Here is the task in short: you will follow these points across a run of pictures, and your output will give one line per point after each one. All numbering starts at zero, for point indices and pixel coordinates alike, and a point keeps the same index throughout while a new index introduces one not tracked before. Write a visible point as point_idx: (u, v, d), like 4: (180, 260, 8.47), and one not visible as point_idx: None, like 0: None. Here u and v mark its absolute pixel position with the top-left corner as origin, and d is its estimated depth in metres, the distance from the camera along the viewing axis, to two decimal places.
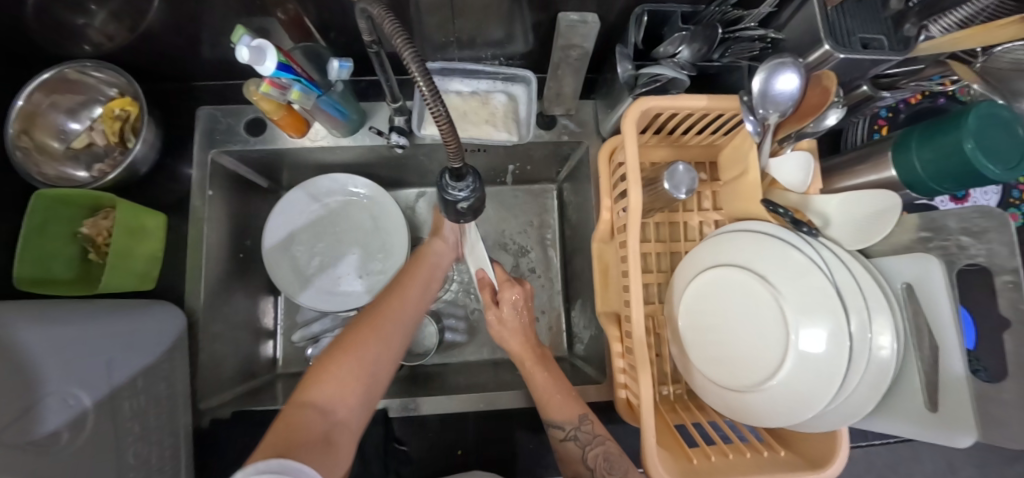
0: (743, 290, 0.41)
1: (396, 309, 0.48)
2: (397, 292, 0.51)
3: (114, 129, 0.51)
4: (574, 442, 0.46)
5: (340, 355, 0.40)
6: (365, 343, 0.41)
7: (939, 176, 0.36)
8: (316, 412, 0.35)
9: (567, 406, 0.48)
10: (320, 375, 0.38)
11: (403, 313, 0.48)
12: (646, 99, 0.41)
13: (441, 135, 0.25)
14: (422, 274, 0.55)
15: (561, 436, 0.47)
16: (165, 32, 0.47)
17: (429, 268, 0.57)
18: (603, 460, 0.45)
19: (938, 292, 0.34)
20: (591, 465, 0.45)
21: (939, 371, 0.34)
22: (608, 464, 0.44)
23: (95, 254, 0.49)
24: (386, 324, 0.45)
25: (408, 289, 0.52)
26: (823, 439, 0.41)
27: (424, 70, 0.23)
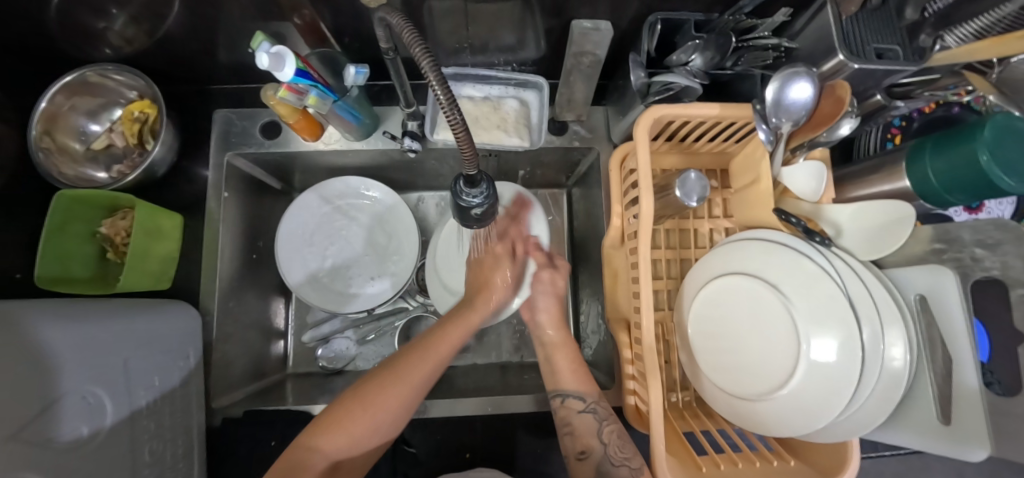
0: (755, 297, 0.41)
1: (430, 359, 0.45)
2: (433, 337, 0.47)
3: (133, 131, 0.52)
4: (590, 416, 0.47)
5: (355, 407, 0.40)
6: (386, 393, 0.41)
7: (953, 187, 0.36)
8: (321, 458, 0.37)
9: (586, 382, 0.50)
10: (334, 422, 0.39)
11: (434, 361, 0.45)
12: (659, 107, 0.42)
13: (457, 143, 0.26)
14: (471, 321, 0.50)
15: (579, 407, 0.48)
16: (184, 36, 0.48)
17: (476, 316, 0.51)
18: (616, 439, 0.45)
19: (952, 305, 0.34)
20: (604, 440, 0.45)
21: (953, 384, 0.34)
22: (621, 443, 0.45)
23: (113, 254, 0.50)
24: (413, 376, 0.43)
25: (448, 334, 0.48)
26: (833, 450, 0.40)
27: (440, 78, 0.24)
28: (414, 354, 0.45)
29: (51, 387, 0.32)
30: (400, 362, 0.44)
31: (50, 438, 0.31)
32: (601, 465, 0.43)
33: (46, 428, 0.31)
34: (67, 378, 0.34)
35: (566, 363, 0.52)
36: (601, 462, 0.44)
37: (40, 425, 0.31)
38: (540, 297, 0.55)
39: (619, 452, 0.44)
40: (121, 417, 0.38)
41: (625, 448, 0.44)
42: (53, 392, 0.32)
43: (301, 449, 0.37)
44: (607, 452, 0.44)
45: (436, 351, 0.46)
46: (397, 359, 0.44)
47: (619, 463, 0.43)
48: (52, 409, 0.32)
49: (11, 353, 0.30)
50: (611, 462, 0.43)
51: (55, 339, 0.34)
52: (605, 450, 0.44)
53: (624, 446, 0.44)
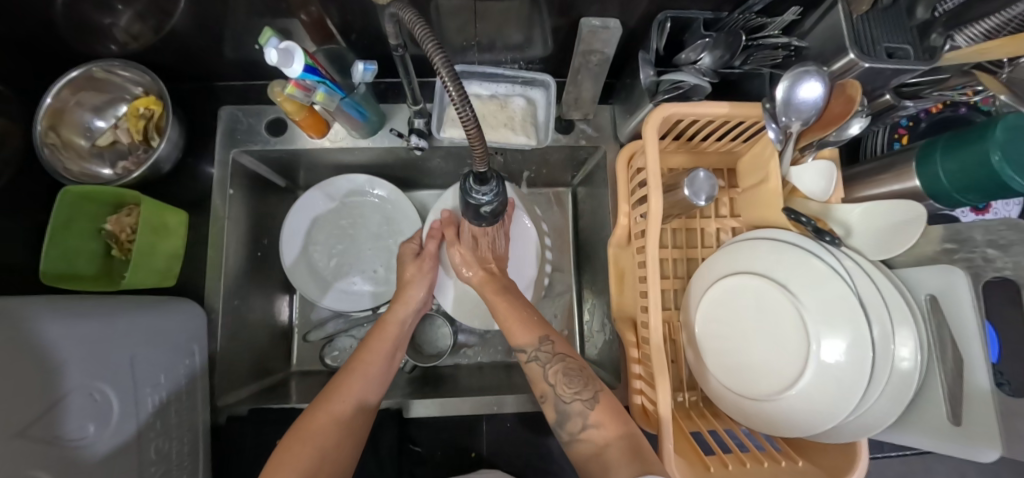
0: (763, 296, 0.41)
1: (362, 373, 0.47)
2: (366, 354, 0.49)
3: (139, 127, 0.52)
4: (535, 363, 0.47)
5: (297, 441, 0.39)
6: (325, 416, 0.42)
7: (964, 187, 0.36)
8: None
9: (531, 328, 0.50)
10: (284, 454, 0.38)
11: (370, 376, 0.47)
12: (668, 106, 0.42)
13: (467, 136, 0.25)
14: (389, 335, 0.53)
15: (523, 358, 0.48)
16: (190, 31, 0.47)
17: (395, 328, 0.54)
18: (562, 376, 0.45)
19: (964, 304, 0.34)
20: (552, 382, 0.45)
21: (963, 383, 0.34)
22: (567, 379, 0.45)
23: (119, 251, 0.50)
24: (350, 385, 0.45)
25: (372, 348, 0.50)
26: (844, 452, 0.40)
27: (452, 74, 0.23)
28: (350, 371, 0.47)
29: (57, 384, 0.32)
30: (338, 382, 0.46)
31: (58, 435, 0.31)
32: (556, 406, 0.44)
33: (52, 426, 0.31)
34: (74, 375, 0.34)
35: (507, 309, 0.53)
36: (556, 402, 0.44)
37: (46, 422, 0.30)
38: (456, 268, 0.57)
39: (569, 389, 0.44)
40: (129, 414, 0.38)
41: (572, 383, 0.44)
42: (58, 389, 0.32)
43: None
44: (556, 392, 0.45)
45: (366, 367, 0.48)
46: (333, 383, 0.46)
47: (570, 399, 0.43)
48: (58, 407, 0.32)
49: (12, 350, 0.29)
50: (563, 399, 0.44)
51: (59, 333, 0.34)
52: (555, 390, 0.45)
53: (571, 382, 0.44)
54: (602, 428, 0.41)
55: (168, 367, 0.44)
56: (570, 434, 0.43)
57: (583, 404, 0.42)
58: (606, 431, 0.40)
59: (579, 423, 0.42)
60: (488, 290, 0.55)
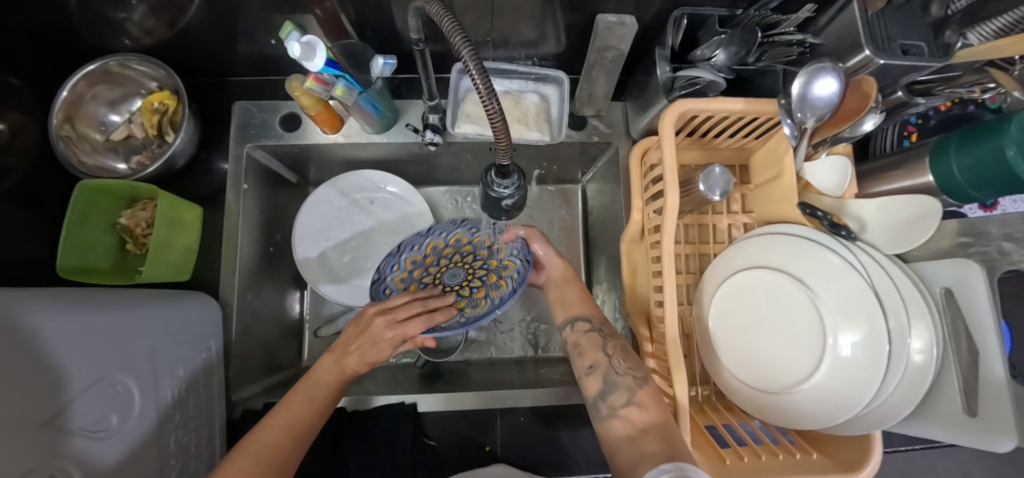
0: (775, 289, 0.42)
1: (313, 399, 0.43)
2: (321, 379, 0.45)
3: (152, 122, 0.51)
4: (596, 334, 0.51)
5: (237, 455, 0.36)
6: (266, 439, 0.38)
7: (979, 182, 0.37)
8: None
9: (591, 308, 0.54)
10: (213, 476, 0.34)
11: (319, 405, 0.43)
12: (685, 102, 0.42)
13: (493, 130, 0.25)
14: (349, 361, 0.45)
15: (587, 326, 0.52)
16: (204, 25, 0.47)
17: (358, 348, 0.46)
18: (619, 351, 0.47)
19: (979, 295, 0.35)
20: (609, 352, 0.48)
21: (980, 375, 0.35)
22: (623, 355, 0.47)
23: (133, 245, 0.50)
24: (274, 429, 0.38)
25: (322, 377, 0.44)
26: (857, 442, 0.41)
27: (479, 66, 0.23)
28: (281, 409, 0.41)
29: (79, 375, 0.32)
30: (284, 407, 0.41)
31: (79, 427, 0.31)
32: (606, 377, 0.45)
33: (73, 417, 0.31)
34: (96, 366, 0.34)
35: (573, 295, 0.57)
36: (606, 373, 0.46)
37: (68, 413, 0.30)
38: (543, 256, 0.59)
39: (623, 363, 0.46)
40: (149, 406, 0.38)
41: (628, 359, 0.46)
42: (80, 381, 0.32)
43: None
44: (612, 363, 0.47)
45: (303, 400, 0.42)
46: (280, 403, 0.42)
47: (623, 372, 0.45)
48: (81, 398, 0.32)
49: (33, 341, 0.29)
50: (616, 371, 0.45)
51: (79, 325, 0.34)
52: (610, 362, 0.47)
53: (627, 357, 0.47)
54: (644, 410, 0.40)
55: (186, 360, 0.44)
56: (610, 408, 0.43)
57: (633, 380, 0.44)
58: (651, 413, 0.40)
59: (621, 399, 0.43)
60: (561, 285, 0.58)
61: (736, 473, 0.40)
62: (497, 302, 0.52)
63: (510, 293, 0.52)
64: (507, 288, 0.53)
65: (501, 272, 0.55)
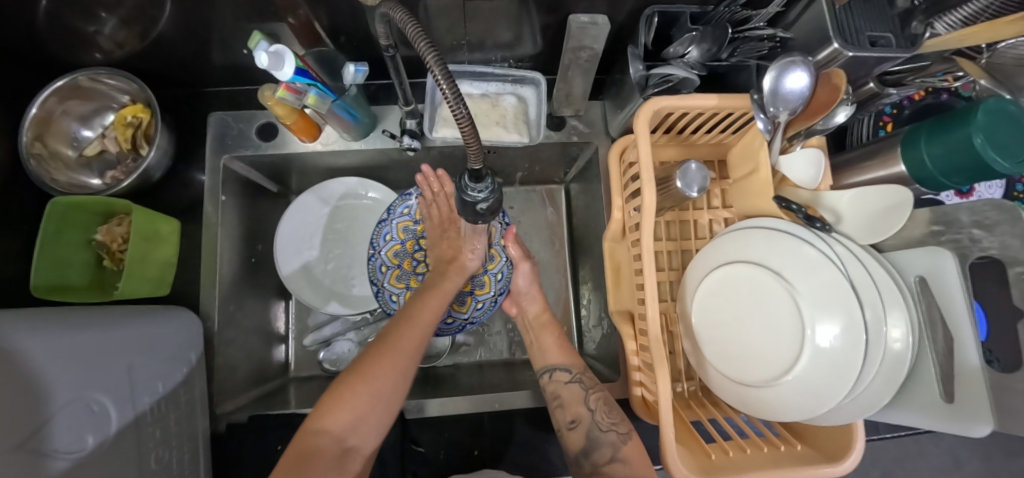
0: (756, 283, 0.42)
1: (412, 327, 0.47)
2: (414, 308, 0.49)
3: (126, 136, 0.51)
4: (576, 386, 0.52)
5: (352, 384, 0.41)
6: (381, 368, 0.43)
7: (950, 171, 0.37)
8: (331, 439, 0.39)
9: (570, 357, 0.55)
10: (335, 403, 0.40)
11: (419, 333, 0.47)
12: (657, 100, 0.42)
13: (463, 137, 0.24)
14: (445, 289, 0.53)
15: (567, 377, 0.52)
16: (176, 37, 0.47)
17: (443, 289, 0.53)
18: (602, 406, 0.49)
19: (953, 284, 0.35)
20: (591, 406, 0.49)
21: (954, 362, 0.35)
22: (607, 409, 0.49)
23: (110, 261, 0.49)
24: (405, 342, 0.46)
25: (436, 292, 0.52)
26: (839, 433, 0.41)
27: (445, 72, 0.22)
28: (403, 327, 0.47)
29: (53, 396, 0.32)
30: (392, 336, 0.46)
31: (57, 449, 0.30)
32: (591, 433, 0.47)
33: (50, 439, 0.30)
34: (72, 387, 0.33)
35: (550, 340, 0.57)
36: (589, 428, 0.48)
37: (43, 434, 0.30)
38: (524, 287, 0.60)
39: (606, 418, 0.48)
40: (127, 424, 0.38)
41: (610, 414, 0.49)
42: (53, 403, 0.31)
43: (307, 434, 0.39)
44: (595, 418, 0.48)
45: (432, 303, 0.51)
46: (387, 335, 0.46)
47: (607, 428, 0.48)
48: (55, 420, 0.31)
49: (6, 362, 0.29)
50: (599, 428, 0.48)
51: (52, 345, 0.33)
52: (593, 417, 0.49)
53: (609, 412, 0.49)
54: (630, 465, 0.45)
55: (165, 376, 0.44)
56: (594, 465, 0.46)
57: (617, 436, 0.47)
58: (633, 467, 0.45)
59: (608, 453, 0.46)
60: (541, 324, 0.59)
61: (721, 469, 0.40)
62: (481, 305, 0.61)
63: (493, 299, 0.62)
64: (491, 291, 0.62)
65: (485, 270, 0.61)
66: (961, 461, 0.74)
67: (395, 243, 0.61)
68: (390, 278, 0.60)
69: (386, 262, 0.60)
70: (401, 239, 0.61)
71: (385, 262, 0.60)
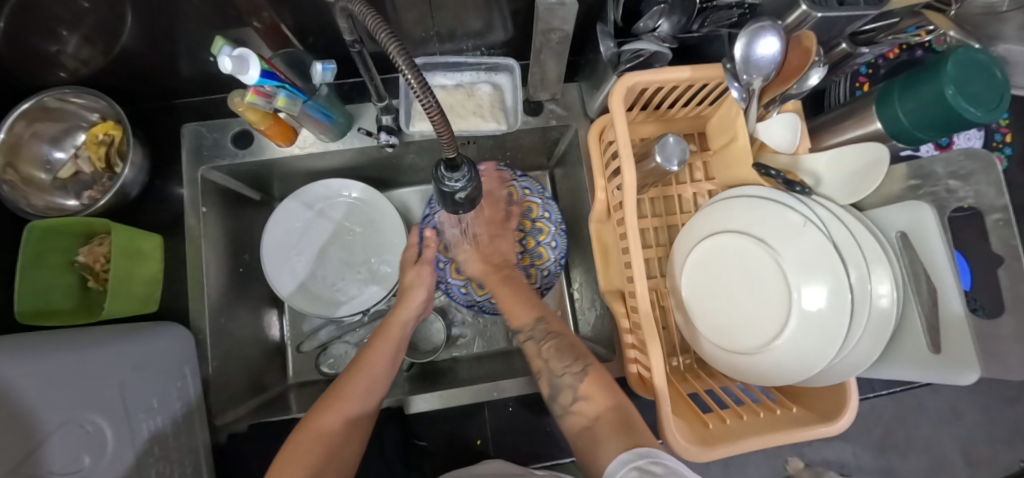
0: (743, 253, 0.42)
1: (369, 372, 0.45)
2: (365, 353, 0.48)
3: (99, 155, 0.50)
4: (532, 343, 0.46)
5: (305, 437, 0.38)
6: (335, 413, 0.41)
7: (924, 124, 0.37)
8: None
9: (533, 307, 0.50)
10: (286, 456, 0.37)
11: (376, 376, 0.45)
12: (632, 75, 0.42)
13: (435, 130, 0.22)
14: (392, 336, 0.51)
15: (520, 338, 0.47)
16: (140, 50, 0.46)
17: (398, 329, 0.52)
18: (555, 352, 0.44)
19: (933, 237, 0.35)
20: (545, 358, 0.45)
21: (939, 311, 0.35)
22: (558, 353, 0.44)
23: (95, 282, 0.49)
24: (356, 387, 0.43)
25: (379, 341, 0.49)
26: (833, 391, 0.41)
27: (411, 64, 0.20)
28: (353, 373, 0.45)
29: (46, 418, 0.31)
30: (341, 383, 0.44)
31: (52, 470, 0.30)
32: (549, 381, 0.43)
33: (44, 460, 0.30)
34: (65, 408, 0.33)
35: (507, 293, 0.52)
36: (549, 378, 0.43)
37: (42, 453, 0.30)
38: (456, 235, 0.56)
39: (560, 363, 0.43)
40: (124, 442, 0.37)
41: (563, 357, 0.44)
42: (47, 423, 0.31)
43: None
44: (550, 367, 0.44)
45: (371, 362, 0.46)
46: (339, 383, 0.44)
47: (563, 372, 0.43)
48: (50, 440, 0.31)
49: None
50: (555, 374, 0.43)
51: (40, 368, 0.33)
52: (549, 366, 0.44)
53: (562, 354, 0.44)
54: (592, 401, 0.39)
55: (159, 391, 0.43)
56: (564, 407, 0.41)
57: (573, 376, 0.42)
58: (598, 402, 0.39)
59: (570, 398, 0.41)
60: (493, 279, 0.54)
61: (719, 437, 0.40)
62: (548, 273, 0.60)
63: (555, 264, 0.59)
64: (550, 258, 0.60)
65: (537, 241, 0.59)
66: (960, 412, 0.76)
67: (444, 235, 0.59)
68: (451, 273, 0.59)
69: (442, 259, 0.58)
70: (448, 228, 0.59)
71: (441, 260, 0.58)
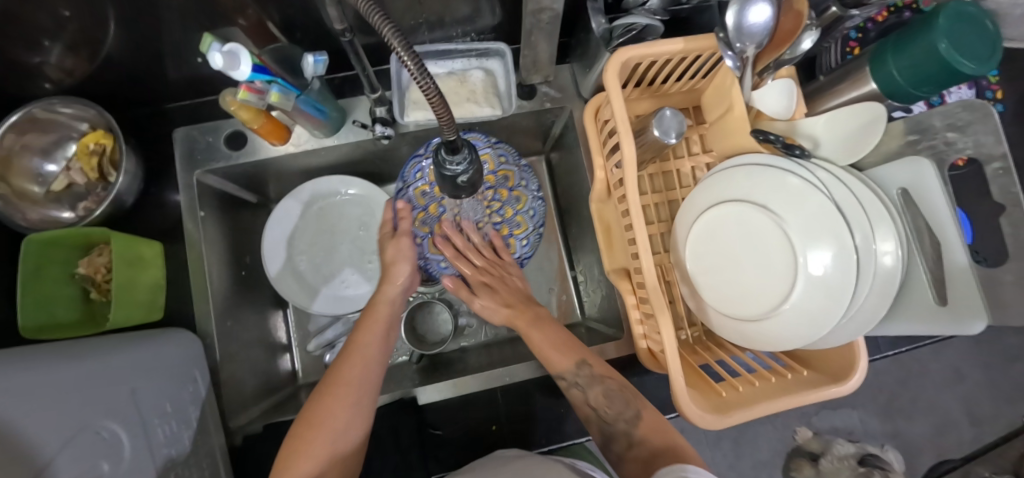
0: (746, 221, 0.42)
1: (361, 357, 0.45)
2: (356, 337, 0.47)
3: (92, 166, 0.49)
4: (576, 390, 0.45)
5: (308, 431, 0.38)
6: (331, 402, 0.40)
7: (918, 81, 0.37)
8: None
9: (571, 352, 0.47)
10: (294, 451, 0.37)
11: (368, 359, 0.45)
12: (625, 50, 0.42)
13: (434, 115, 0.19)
14: (381, 316, 0.51)
15: (563, 386, 0.45)
16: (126, 54, 0.45)
17: (385, 309, 0.51)
18: (604, 400, 0.43)
19: (935, 191, 0.35)
20: (594, 406, 0.44)
21: (944, 264, 0.36)
22: (609, 402, 0.43)
23: (98, 293, 0.49)
24: (351, 374, 0.43)
25: (369, 325, 0.49)
26: (842, 352, 0.42)
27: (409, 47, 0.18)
28: (347, 360, 0.44)
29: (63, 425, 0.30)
30: (336, 371, 0.43)
31: None
32: (601, 430, 0.43)
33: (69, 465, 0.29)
34: (79, 414, 0.32)
35: (537, 337, 0.50)
36: (601, 426, 0.43)
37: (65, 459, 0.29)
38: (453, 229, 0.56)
39: (610, 411, 0.42)
40: (141, 448, 0.37)
41: (614, 404, 0.43)
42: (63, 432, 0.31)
43: None
44: (600, 414, 0.43)
45: (364, 347, 0.46)
46: (334, 371, 0.44)
47: (613, 421, 0.42)
48: (73, 442, 0.30)
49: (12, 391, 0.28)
50: (608, 422, 0.42)
51: (50, 376, 0.32)
52: (598, 413, 0.43)
53: (612, 403, 0.43)
54: (646, 443, 0.39)
55: (171, 395, 0.43)
56: (619, 455, 0.41)
57: (626, 421, 0.41)
58: (654, 441, 0.38)
59: (625, 443, 0.40)
60: (523, 323, 0.53)
61: (732, 404, 0.40)
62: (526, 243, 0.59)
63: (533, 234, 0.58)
64: (528, 228, 0.57)
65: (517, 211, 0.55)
66: (963, 372, 0.78)
67: (419, 210, 0.55)
68: (428, 248, 0.57)
69: (418, 234, 0.56)
70: (423, 205, 0.55)
71: (419, 235, 0.56)
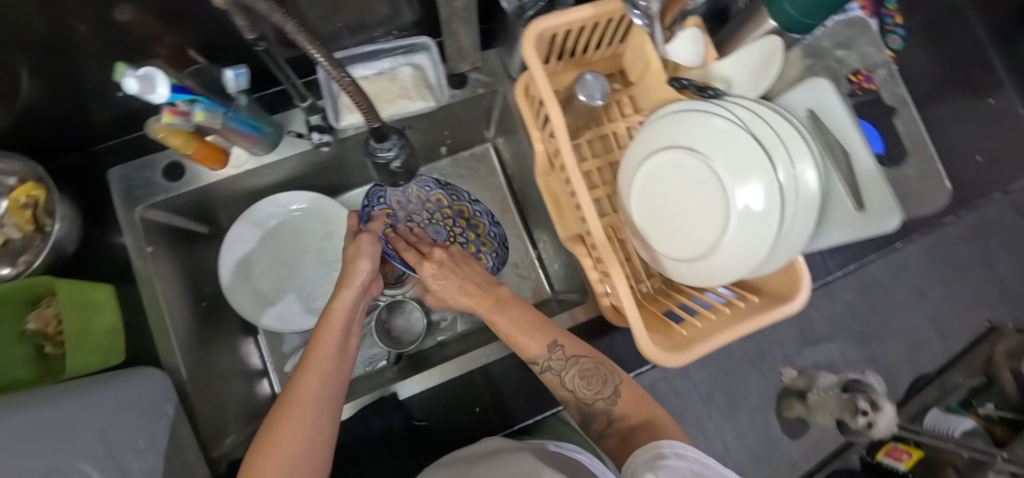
0: (682, 166, 0.44)
1: (318, 373, 0.39)
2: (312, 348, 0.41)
3: (26, 218, 0.48)
4: (551, 373, 0.44)
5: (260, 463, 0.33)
6: (290, 425, 0.35)
7: (811, 10, 0.35)
8: None
9: (546, 330, 0.45)
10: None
11: (327, 373, 0.39)
12: (538, 23, 0.43)
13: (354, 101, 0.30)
14: (338, 322, 0.44)
15: (537, 370, 0.45)
16: (42, 99, 0.45)
17: (342, 312, 0.44)
18: (580, 380, 0.44)
19: (835, 107, 0.38)
20: (571, 387, 0.44)
21: (855, 173, 0.38)
22: (585, 382, 0.43)
23: (51, 346, 0.47)
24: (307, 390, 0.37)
25: (325, 333, 0.42)
26: (787, 272, 0.43)
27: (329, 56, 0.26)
28: (304, 373, 0.39)
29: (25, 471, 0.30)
30: (293, 389, 0.38)
31: None
32: (580, 408, 0.44)
33: None
34: (47, 457, 0.31)
35: (512, 315, 0.47)
36: (580, 405, 0.44)
37: None
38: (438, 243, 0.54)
39: (587, 390, 0.43)
40: None
41: (591, 384, 0.43)
42: None
43: None
44: (577, 394, 0.44)
45: (322, 359, 0.40)
46: (288, 388, 0.38)
47: (592, 399, 0.43)
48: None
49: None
50: (585, 402, 0.43)
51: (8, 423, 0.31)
52: (575, 394, 0.44)
53: (589, 381, 0.43)
54: (628, 418, 0.41)
55: (145, 431, 0.42)
56: (599, 430, 0.44)
57: (605, 401, 0.43)
58: (632, 418, 0.41)
59: (604, 420, 0.43)
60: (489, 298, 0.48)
61: (693, 341, 0.42)
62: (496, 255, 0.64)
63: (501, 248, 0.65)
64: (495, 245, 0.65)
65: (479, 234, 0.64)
66: None
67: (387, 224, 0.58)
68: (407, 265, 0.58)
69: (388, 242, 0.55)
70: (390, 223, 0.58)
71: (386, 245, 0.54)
